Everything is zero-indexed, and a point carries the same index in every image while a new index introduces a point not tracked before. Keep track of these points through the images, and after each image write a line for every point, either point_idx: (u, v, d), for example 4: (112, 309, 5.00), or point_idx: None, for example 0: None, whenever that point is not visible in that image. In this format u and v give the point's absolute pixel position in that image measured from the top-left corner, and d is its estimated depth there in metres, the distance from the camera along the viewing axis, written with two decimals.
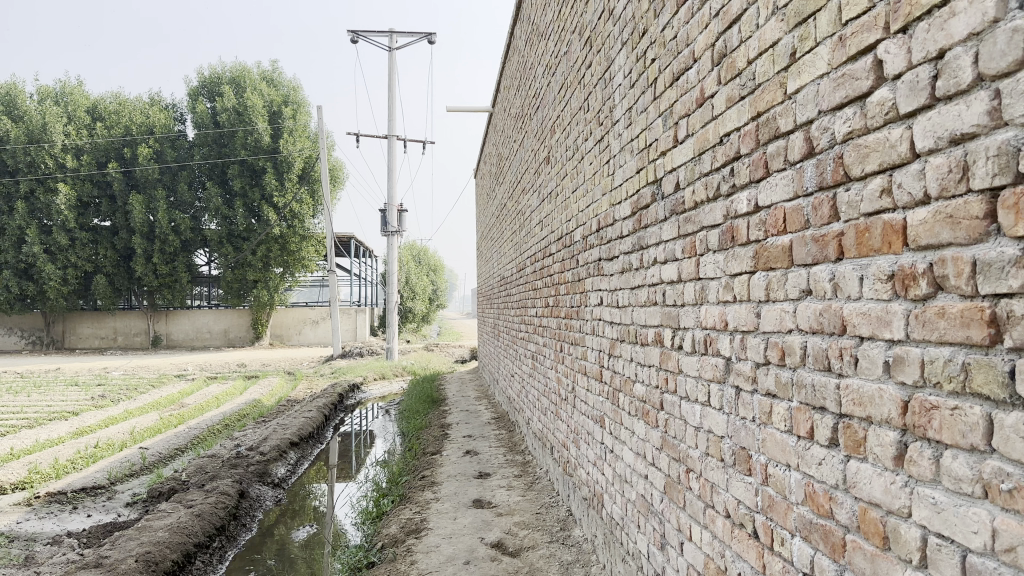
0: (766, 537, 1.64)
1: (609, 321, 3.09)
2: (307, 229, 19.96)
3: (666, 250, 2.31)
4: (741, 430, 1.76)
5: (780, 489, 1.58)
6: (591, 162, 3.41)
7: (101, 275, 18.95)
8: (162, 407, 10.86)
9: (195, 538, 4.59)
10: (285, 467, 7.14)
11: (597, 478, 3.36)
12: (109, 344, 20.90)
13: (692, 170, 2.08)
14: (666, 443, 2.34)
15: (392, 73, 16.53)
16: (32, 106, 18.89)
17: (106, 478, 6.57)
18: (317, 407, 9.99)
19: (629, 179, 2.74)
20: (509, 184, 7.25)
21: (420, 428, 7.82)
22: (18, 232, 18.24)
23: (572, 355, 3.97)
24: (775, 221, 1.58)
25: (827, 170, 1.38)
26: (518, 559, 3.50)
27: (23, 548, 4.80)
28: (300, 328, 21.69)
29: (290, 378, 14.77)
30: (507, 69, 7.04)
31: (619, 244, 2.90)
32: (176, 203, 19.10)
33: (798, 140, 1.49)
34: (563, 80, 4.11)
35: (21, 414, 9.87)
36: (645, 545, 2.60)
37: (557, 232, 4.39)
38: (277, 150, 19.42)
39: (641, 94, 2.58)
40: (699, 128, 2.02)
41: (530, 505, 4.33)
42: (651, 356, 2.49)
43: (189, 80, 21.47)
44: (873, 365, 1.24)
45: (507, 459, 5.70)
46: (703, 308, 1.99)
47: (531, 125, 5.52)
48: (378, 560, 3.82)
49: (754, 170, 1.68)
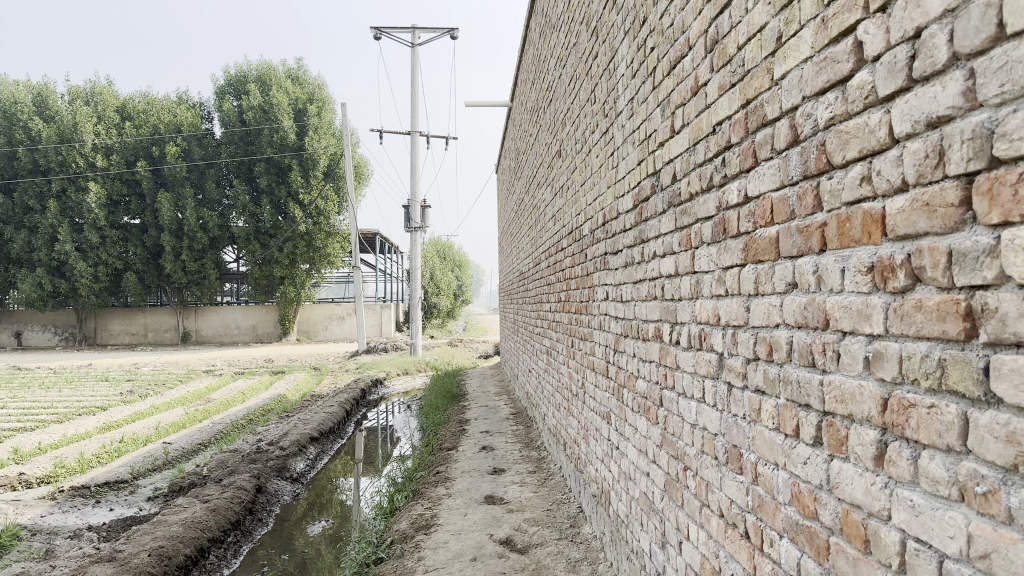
0: (757, 538, 1.59)
1: (614, 316, 3.04)
2: (332, 226, 20.06)
3: (664, 243, 2.25)
4: (733, 427, 1.71)
5: (768, 489, 1.53)
6: (598, 154, 3.35)
7: (131, 272, 19.22)
8: (189, 402, 10.99)
9: (209, 533, 4.63)
10: (304, 461, 7.17)
11: (605, 475, 3.32)
12: (139, 340, 21.23)
13: (687, 161, 2.03)
14: (666, 440, 2.29)
15: (415, 69, 16.48)
16: (63, 106, 19.19)
17: (129, 473, 6.65)
18: (339, 402, 10.04)
19: (632, 171, 2.68)
20: (526, 179, 7.19)
21: (439, 423, 7.82)
22: (51, 230, 18.60)
23: (582, 350, 3.93)
24: (763, 212, 1.53)
25: (811, 158, 1.32)
26: (526, 556, 3.46)
27: (45, 541, 4.88)
28: (327, 323, 21.84)
29: (316, 373, 14.88)
30: (524, 62, 6.98)
31: (623, 237, 2.84)
32: (204, 200, 19.29)
33: (784, 128, 1.43)
34: (573, 72, 4.05)
35: (51, 409, 10.04)
36: (647, 544, 2.56)
37: (568, 226, 4.35)
38: (302, 147, 19.54)
39: (642, 84, 2.52)
40: (693, 117, 1.97)
41: (542, 501, 4.29)
42: (652, 351, 2.44)
43: (216, 79, 21.66)
44: (854, 360, 1.19)
45: (523, 455, 5.67)
46: (698, 302, 1.93)
47: (545, 118, 5.47)
48: (386, 557, 3.81)
49: (744, 160, 1.62)
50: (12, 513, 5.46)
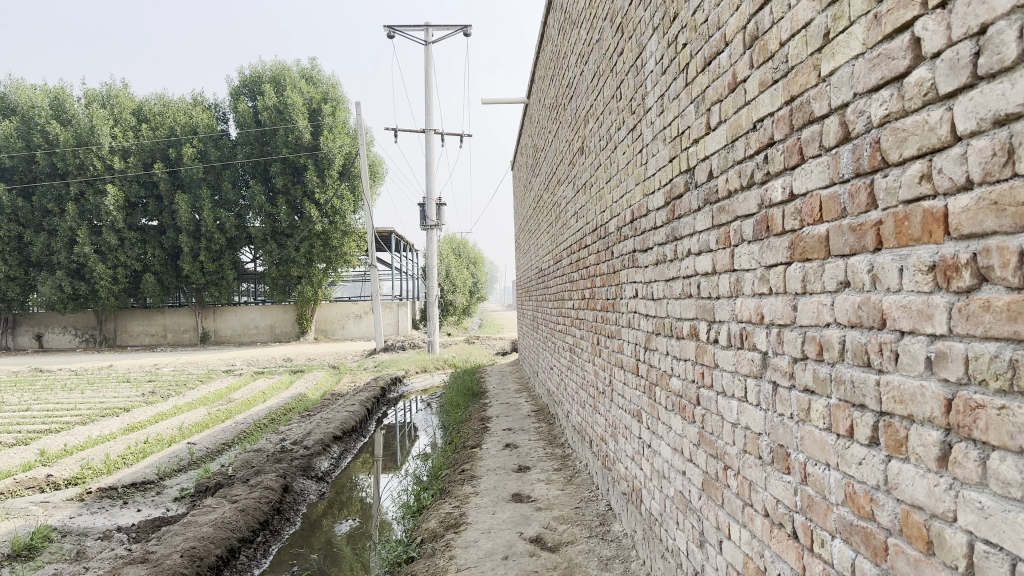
0: (806, 538, 1.58)
1: (645, 314, 3.02)
2: (348, 225, 20.12)
3: (700, 241, 2.24)
4: (780, 427, 1.69)
5: (819, 489, 1.52)
6: (624, 151, 3.34)
7: (150, 273, 19.37)
8: (211, 402, 11.07)
9: (239, 533, 4.66)
10: (328, 460, 7.20)
11: (636, 473, 3.31)
12: (159, 341, 21.42)
13: (725, 157, 2.01)
14: (704, 438, 2.28)
15: (429, 67, 16.49)
16: (80, 109, 19.32)
17: (155, 474, 6.70)
18: (360, 400, 10.08)
19: (663, 168, 2.67)
20: (545, 175, 7.17)
21: (461, 422, 7.83)
22: (70, 233, 18.78)
23: (608, 348, 3.93)
24: (811, 209, 1.51)
25: (863, 155, 1.31)
26: (557, 554, 3.46)
27: (76, 543, 4.93)
28: (344, 322, 21.95)
29: (335, 372, 14.96)
30: (541, 58, 6.96)
31: (654, 235, 2.83)
32: (221, 201, 19.40)
33: (833, 125, 1.42)
34: (596, 68, 4.04)
35: (75, 411, 10.14)
36: (684, 542, 2.55)
37: (592, 224, 4.34)
38: (317, 147, 19.59)
39: (673, 80, 2.51)
40: (731, 114, 1.95)
41: (569, 499, 4.30)
42: (687, 349, 2.43)
43: (230, 80, 21.75)
44: (915, 360, 1.17)
45: (547, 453, 5.67)
46: (739, 301, 1.92)
47: (565, 114, 5.45)
48: (417, 556, 3.83)
49: (788, 157, 1.61)
50: (42, 515, 5.53)
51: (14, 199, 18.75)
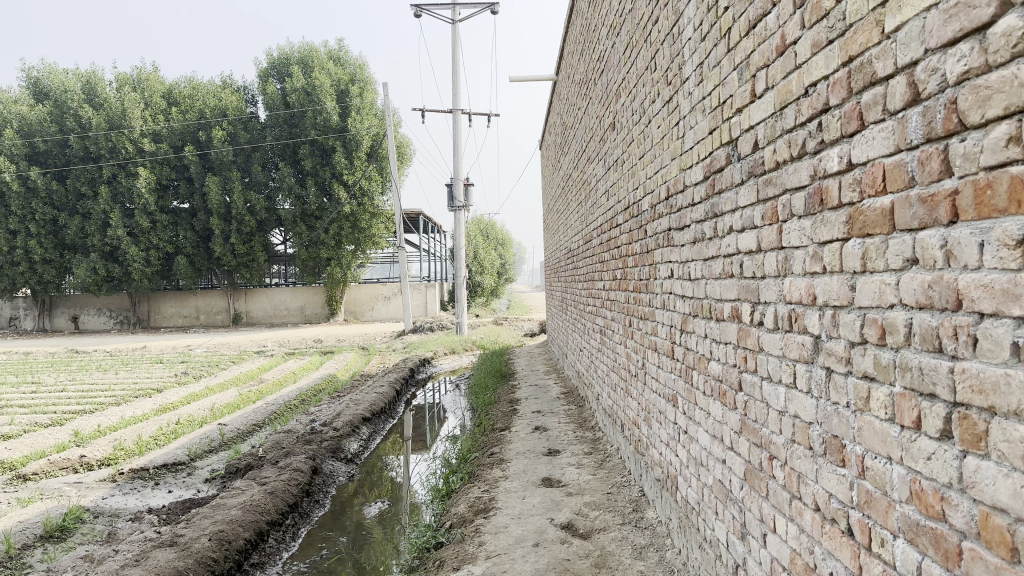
0: (864, 537, 1.46)
1: (681, 296, 2.90)
2: (376, 206, 20.07)
3: (743, 218, 2.11)
4: (833, 416, 1.58)
5: (879, 484, 1.40)
6: (659, 125, 3.21)
7: (182, 255, 19.55)
8: (242, 382, 11.14)
9: (268, 515, 4.64)
10: (357, 442, 7.19)
11: (670, 460, 3.20)
12: (191, 322, 21.68)
13: (773, 127, 1.87)
14: (746, 426, 2.16)
15: (456, 45, 16.33)
16: (111, 93, 19.43)
17: (186, 455, 6.72)
18: (389, 381, 10.08)
19: (701, 141, 2.53)
20: (574, 153, 7.03)
21: (490, 403, 7.78)
22: (103, 216, 18.96)
23: (641, 330, 3.82)
24: (872, 178, 1.38)
25: (937, 118, 1.17)
26: (589, 541, 3.36)
27: (107, 524, 4.95)
28: (373, 304, 22.00)
29: (364, 353, 15.00)
30: (570, 32, 6.79)
31: (691, 212, 2.70)
32: (251, 183, 19.46)
33: (900, 85, 1.28)
34: (628, 40, 3.90)
35: (109, 392, 10.28)
36: (723, 534, 2.44)
37: (624, 202, 4.20)
38: (345, 129, 19.52)
39: (713, 47, 2.37)
40: (780, 80, 1.82)
41: (601, 484, 4.19)
42: (727, 333, 2.31)
43: (259, 62, 21.77)
44: (998, 346, 1.05)
45: (577, 436, 5.58)
46: (787, 281, 1.80)
47: (595, 90, 5.32)
48: (446, 541, 3.78)
49: (846, 124, 1.48)
50: (76, 496, 5.57)
51: (48, 182, 18.98)
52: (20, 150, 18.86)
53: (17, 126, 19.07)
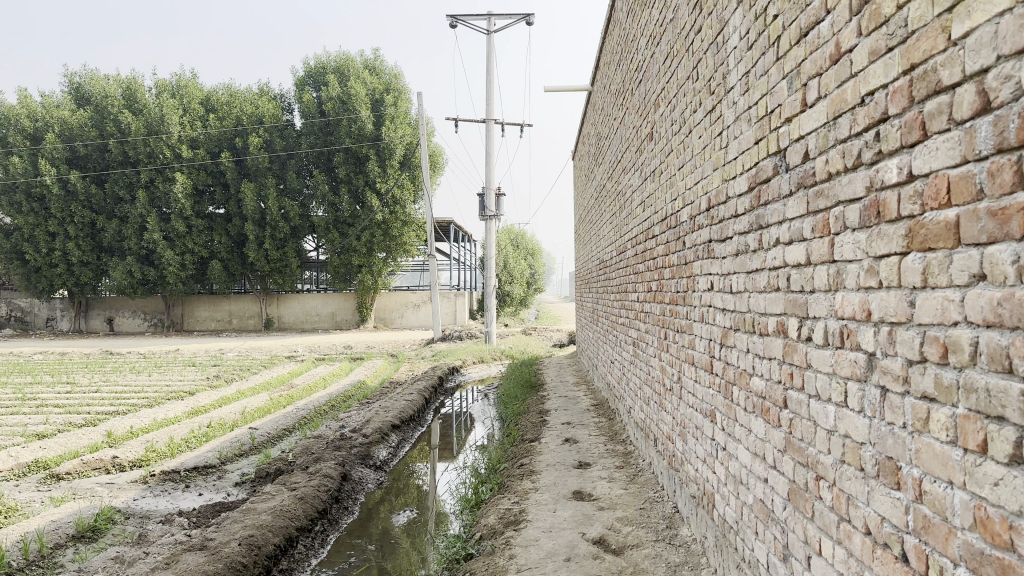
0: (919, 564, 1.40)
1: (721, 309, 2.85)
2: (408, 215, 20.15)
3: (791, 230, 2.06)
4: (888, 436, 1.52)
5: (938, 510, 1.34)
6: (701, 135, 3.16)
7: (217, 260, 19.79)
8: (273, 387, 11.22)
9: (297, 521, 4.63)
10: (386, 449, 7.18)
11: (707, 476, 3.13)
12: (224, 326, 21.93)
13: (825, 137, 1.82)
14: (791, 445, 2.10)
15: (490, 56, 16.38)
16: (150, 99, 19.75)
17: (217, 458, 6.76)
18: (418, 389, 10.09)
19: (747, 152, 2.48)
20: (608, 164, 6.99)
21: (519, 413, 7.74)
22: (140, 220, 19.28)
23: (677, 343, 3.75)
24: (935, 190, 1.33)
25: (1010, 127, 1.12)
26: (622, 557, 3.30)
27: (138, 526, 4.98)
28: (403, 311, 22.08)
29: (393, 360, 15.04)
30: (607, 43, 6.76)
31: (734, 224, 2.65)
32: (286, 190, 19.68)
33: (968, 93, 1.23)
34: (668, 49, 3.86)
35: (142, 393, 10.40)
36: (764, 555, 2.37)
37: (662, 213, 4.15)
38: (379, 138, 19.65)
39: (761, 56, 2.32)
40: (833, 88, 1.77)
41: (633, 499, 4.12)
42: (772, 348, 2.25)
43: (295, 71, 22.02)
44: None
45: (608, 449, 5.51)
46: (839, 295, 1.74)
47: (632, 100, 5.27)
48: (476, 553, 3.75)
49: (907, 134, 1.43)
50: (108, 496, 5.62)
51: (88, 185, 19.36)
52: (60, 154, 19.23)
53: (59, 130, 19.49)
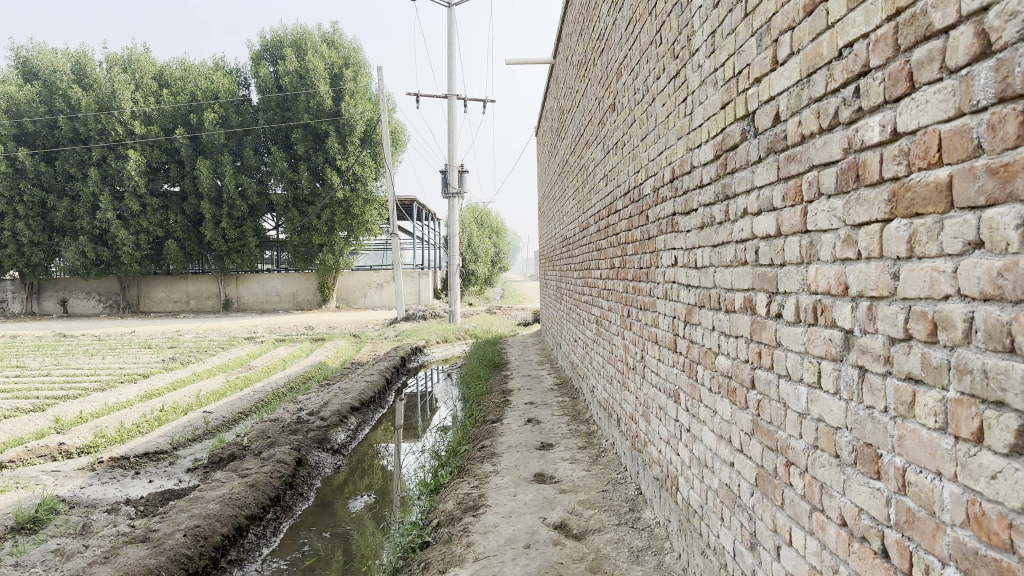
0: (903, 562, 1.27)
1: (685, 285, 2.72)
2: (369, 192, 19.77)
3: (760, 198, 1.92)
4: (867, 422, 1.39)
5: (925, 503, 1.20)
6: (664, 103, 3.02)
7: (172, 239, 19.28)
8: (230, 369, 10.93)
9: (247, 510, 4.44)
10: (345, 432, 6.98)
11: (671, 459, 3.01)
12: (182, 307, 21.45)
13: (798, 96, 1.68)
14: (759, 428, 1.97)
15: (452, 30, 16.05)
16: (101, 74, 19.10)
17: (168, 444, 6.51)
18: (380, 370, 9.89)
19: (712, 117, 2.34)
20: (570, 138, 6.82)
21: (482, 394, 7.59)
22: (92, 198, 18.66)
23: (640, 321, 3.62)
24: (923, 148, 1.19)
25: (1014, 72, 0.98)
26: (583, 543, 3.18)
27: (82, 516, 4.75)
28: (365, 291, 21.75)
29: (355, 340, 14.80)
30: (570, 13, 6.56)
31: (699, 195, 2.50)
32: (243, 167, 19.19)
33: (964, 36, 1.09)
34: (631, 14, 3.70)
35: (94, 376, 10.05)
36: (729, 542, 2.27)
37: (625, 186, 3.99)
38: (339, 113, 19.18)
39: (727, 14, 2.17)
40: (807, 42, 1.62)
41: (595, 481, 4.01)
42: (738, 325, 2.12)
43: (252, 45, 21.46)
44: None
45: (571, 429, 5.39)
46: (812, 268, 1.60)
47: (595, 70, 5.09)
48: (432, 540, 3.61)
49: (891, 86, 1.28)
50: (52, 485, 5.37)
51: (37, 162, 18.65)
52: (8, 131, 18.49)
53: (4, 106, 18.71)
